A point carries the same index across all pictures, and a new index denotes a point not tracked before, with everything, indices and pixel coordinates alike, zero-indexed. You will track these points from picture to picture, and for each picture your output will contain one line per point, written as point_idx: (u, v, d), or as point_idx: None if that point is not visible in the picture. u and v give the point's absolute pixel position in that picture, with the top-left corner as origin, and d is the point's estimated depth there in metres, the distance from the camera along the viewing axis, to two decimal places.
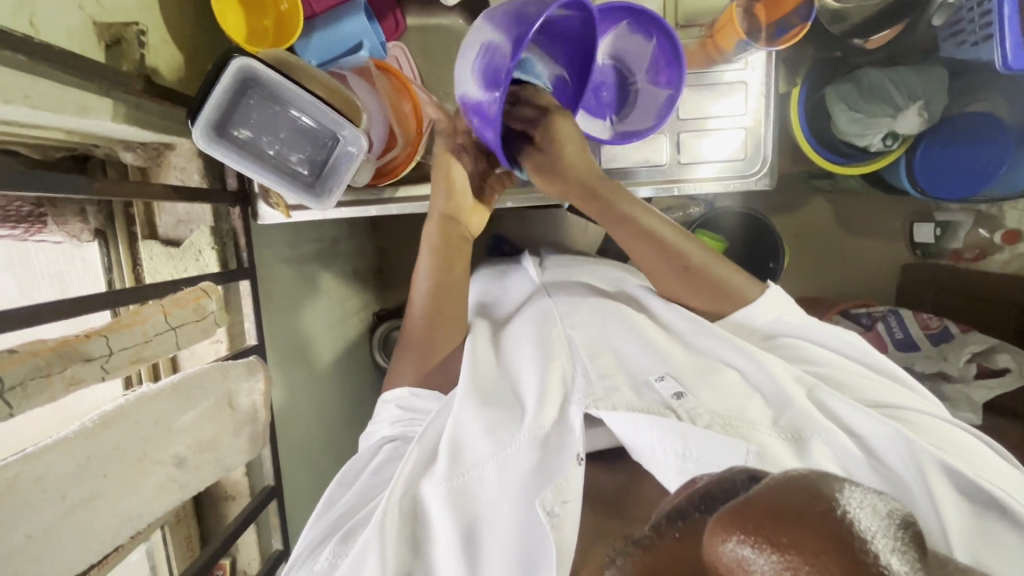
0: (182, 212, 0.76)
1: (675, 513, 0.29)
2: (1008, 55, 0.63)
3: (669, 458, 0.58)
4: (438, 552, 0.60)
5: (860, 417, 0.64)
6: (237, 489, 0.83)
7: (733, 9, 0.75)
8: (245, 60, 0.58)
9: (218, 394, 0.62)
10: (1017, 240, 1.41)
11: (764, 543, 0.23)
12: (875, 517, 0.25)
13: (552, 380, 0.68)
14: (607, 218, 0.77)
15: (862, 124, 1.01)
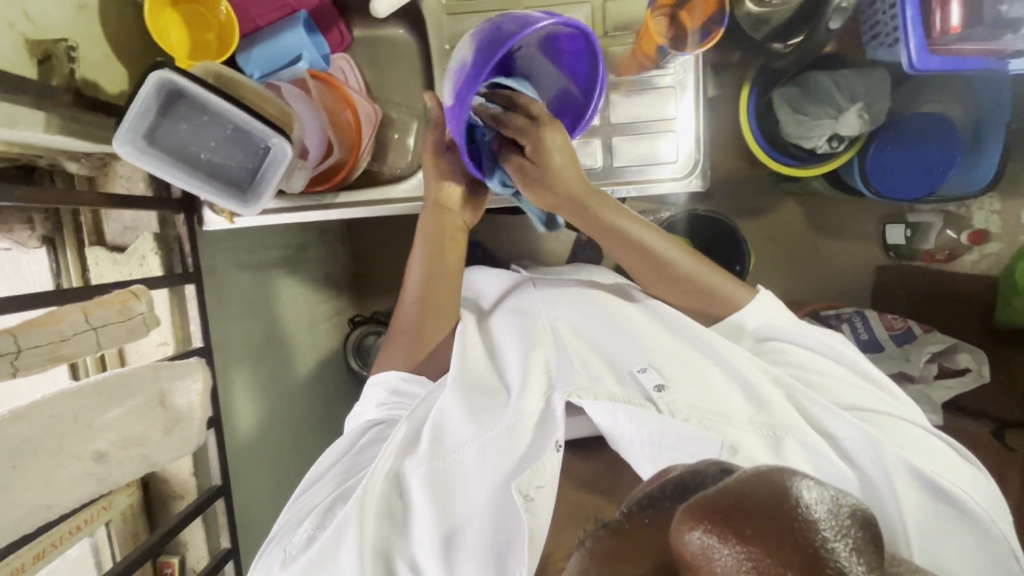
0: (129, 220, 0.79)
1: (647, 501, 0.32)
2: (913, 58, 0.72)
3: (643, 445, 0.62)
4: (414, 532, 0.63)
5: (831, 411, 0.66)
6: (185, 489, 0.85)
7: (652, 18, 0.78)
8: (164, 72, 0.60)
9: (150, 393, 0.65)
10: (983, 239, 1.43)
11: (728, 533, 0.25)
12: (831, 507, 0.27)
13: (534, 369, 0.71)
14: (591, 227, 0.78)
15: (807, 126, 1.02)
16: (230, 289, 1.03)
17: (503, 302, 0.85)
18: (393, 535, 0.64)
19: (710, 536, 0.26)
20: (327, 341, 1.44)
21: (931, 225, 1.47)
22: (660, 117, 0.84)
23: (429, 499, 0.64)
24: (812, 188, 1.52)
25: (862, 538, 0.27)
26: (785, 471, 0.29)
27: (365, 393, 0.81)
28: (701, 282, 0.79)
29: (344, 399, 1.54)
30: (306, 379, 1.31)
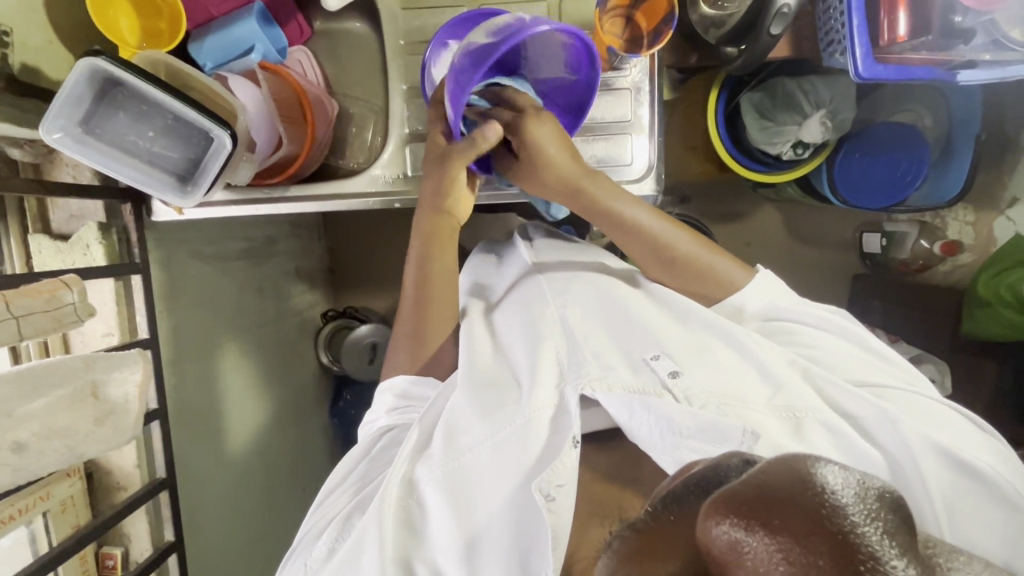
0: (75, 208, 0.79)
1: (671, 498, 0.34)
2: (859, 65, 0.74)
3: (662, 436, 0.62)
4: (440, 532, 0.65)
5: (850, 397, 0.65)
6: (129, 480, 0.85)
7: (601, 21, 0.77)
8: (94, 57, 0.60)
9: (79, 383, 0.64)
10: (956, 249, 1.36)
11: (757, 526, 0.26)
12: (852, 488, 0.27)
13: (545, 361, 0.70)
14: (591, 214, 0.77)
15: (772, 133, 1.03)
16: (188, 281, 1.02)
17: (511, 291, 0.84)
18: (411, 540, 0.66)
19: (735, 529, 0.26)
20: (296, 336, 1.43)
21: (907, 235, 1.42)
22: (612, 119, 0.83)
23: (446, 502, 0.65)
24: (788, 196, 1.51)
25: (894, 520, 0.27)
26: (806, 458, 0.29)
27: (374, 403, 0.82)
28: (702, 263, 0.78)
29: (315, 394, 1.53)
30: (274, 373, 1.30)
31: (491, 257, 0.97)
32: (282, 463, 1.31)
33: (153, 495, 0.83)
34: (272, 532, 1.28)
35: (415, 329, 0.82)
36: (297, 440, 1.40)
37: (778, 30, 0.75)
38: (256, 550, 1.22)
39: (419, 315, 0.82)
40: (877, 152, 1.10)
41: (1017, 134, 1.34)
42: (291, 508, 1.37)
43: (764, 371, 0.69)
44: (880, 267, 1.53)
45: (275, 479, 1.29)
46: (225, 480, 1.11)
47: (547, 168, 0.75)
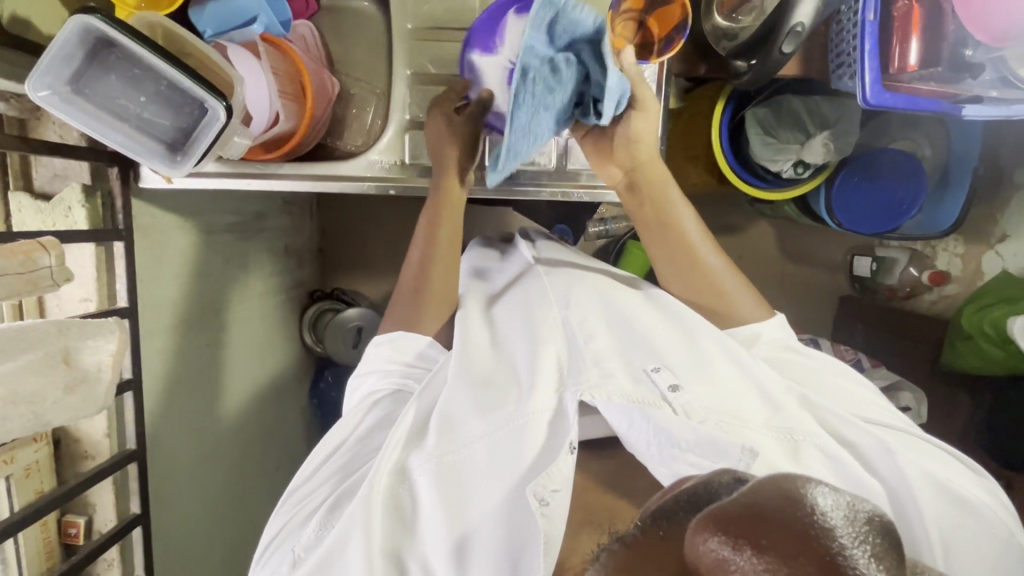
0: (59, 167, 0.77)
1: (659, 513, 0.33)
2: (868, 92, 0.74)
3: (660, 448, 0.63)
4: (429, 526, 0.64)
5: (848, 424, 0.67)
6: (96, 450, 0.83)
7: (612, 21, 0.73)
8: (86, 15, 0.57)
9: (50, 350, 0.63)
10: (943, 280, 1.40)
11: (745, 544, 0.27)
12: (844, 516, 0.28)
13: (547, 365, 0.72)
14: (638, 202, 0.83)
15: (773, 150, 1.02)
16: (172, 250, 1.00)
17: (516, 284, 0.86)
18: (403, 533, 0.65)
19: (731, 547, 0.27)
20: (279, 313, 1.41)
21: (897, 261, 1.47)
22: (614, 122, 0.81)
23: (435, 493, 0.64)
24: (784, 213, 1.51)
25: (883, 545, 0.28)
26: (799, 479, 0.31)
27: (367, 358, 0.83)
28: (717, 283, 0.81)
29: (296, 373, 1.52)
30: (254, 350, 1.28)
31: (488, 252, 0.98)
32: (256, 441, 1.30)
33: (122, 466, 0.82)
34: (242, 509, 1.27)
35: (419, 288, 0.84)
36: (274, 418, 1.39)
37: (790, 49, 0.75)
38: (225, 527, 1.21)
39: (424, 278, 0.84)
40: (875, 179, 1.10)
41: (1011, 172, 1.35)
42: (263, 485, 1.35)
43: (765, 391, 0.69)
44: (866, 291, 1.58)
45: (249, 456, 1.28)
46: (198, 456, 1.10)
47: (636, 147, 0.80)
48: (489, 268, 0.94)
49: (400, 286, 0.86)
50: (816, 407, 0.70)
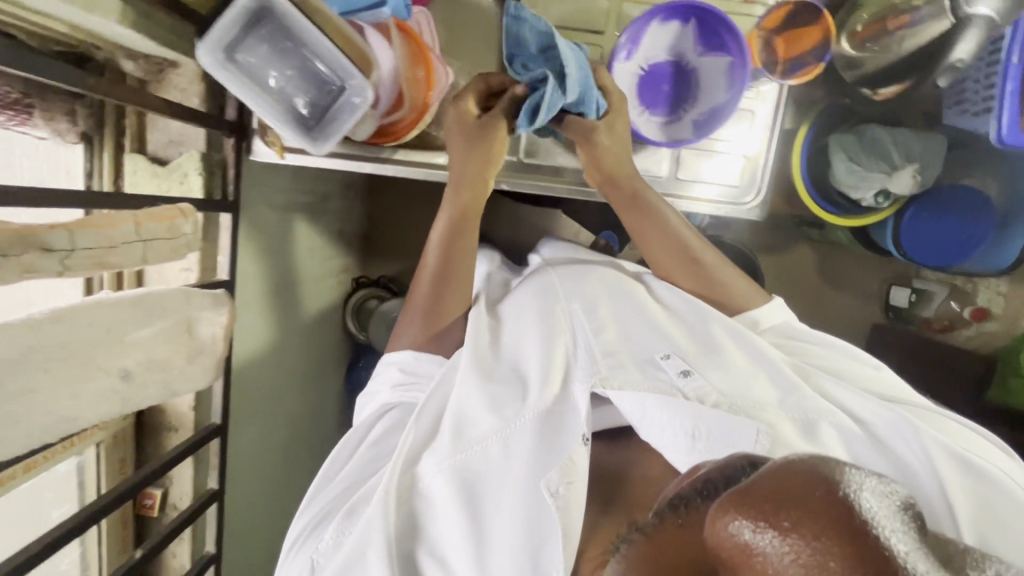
0: (175, 133, 0.75)
1: (681, 501, 0.36)
2: (1004, 130, 0.78)
3: (677, 436, 0.61)
4: (447, 522, 0.65)
5: (858, 400, 0.67)
6: (181, 422, 0.81)
7: (754, 36, 0.77)
8: None
9: (179, 317, 0.60)
10: (983, 317, 1.46)
11: (766, 524, 0.28)
12: (877, 500, 0.29)
13: (556, 360, 0.71)
14: (630, 209, 0.79)
15: (859, 176, 1.01)
16: (256, 226, 0.98)
17: (525, 281, 0.86)
18: (414, 535, 0.66)
19: (751, 528, 0.28)
20: (330, 297, 1.39)
21: (935, 294, 1.48)
22: (730, 139, 0.81)
23: (455, 493, 0.65)
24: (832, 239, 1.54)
25: (911, 526, 0.30)
26: (831, 465, 0.31)
27: (376, 376, 0.81)
28: (721, 278, 0.81)
29: (335, 359, 1.50)
30: (307, 333, 1.26)
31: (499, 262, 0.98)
32: (300, 424, 1.28)
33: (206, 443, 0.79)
34: (283, 491, 1.25)
35: (432, 291, 0.81)
36: (316, 401, 1.37)
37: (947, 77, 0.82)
38: (269, 508, 1.19)
39: (444, 273, 0.81)
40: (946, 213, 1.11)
41: None
42: (301, 468, 1.33)
43: (774, 375, 0.69)
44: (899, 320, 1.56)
45: (293, 439, 1.26)
46: (256, 436, 1.08)
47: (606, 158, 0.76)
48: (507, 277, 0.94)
49: (413, 291, 0.82)
50: (823, 389, 0.71)
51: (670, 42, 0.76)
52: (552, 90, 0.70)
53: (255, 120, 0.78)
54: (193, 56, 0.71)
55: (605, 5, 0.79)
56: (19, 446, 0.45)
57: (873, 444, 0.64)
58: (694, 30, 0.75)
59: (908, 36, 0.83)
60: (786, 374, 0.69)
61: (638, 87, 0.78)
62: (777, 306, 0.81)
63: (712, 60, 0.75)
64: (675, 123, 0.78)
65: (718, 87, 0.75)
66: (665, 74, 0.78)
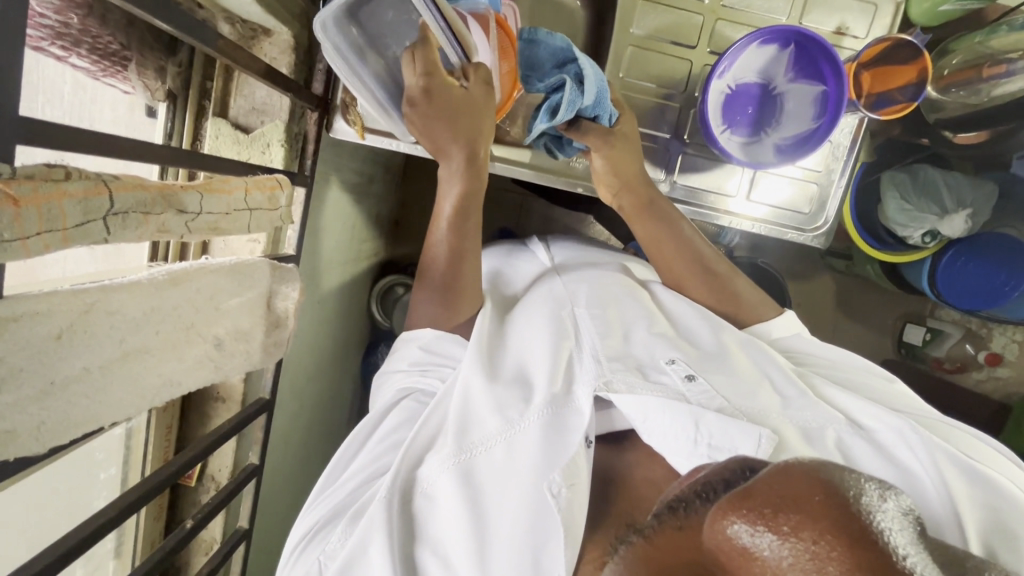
0: (259, 100, 0.73)
1: (677, 504, 0.37)
2: None
3: (677, 438, 0.55)
4: (451, 526, 0.58)
5: (861, 407, 0.63)
6: (229, 394, 0.79)
7: (852, 68, 0.76)
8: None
9: (264, 289, 0.58)
10: (998, 363, 1.43)
11: (761, 523, 0.29)
12: (895, 524, 0.29)
13: (561, 362, 0.65)
14: (643, 214, 0.80)
15: (909, 215, 1.02)
16: (320, 205, 0.97)
17: (532, 287, 0.80)
18: (413, 540, 0.60)
19: (745, 527, 0.29)
20: (363, 281, 1.37)
21: (951, 335, 1.45)
22: (802, 165, 0.83)
23: (460, 496, 0.58)
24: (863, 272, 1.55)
25: (913, 530, 0.30)
26: (839, 473, 0.32)
27: (395, 351, 0.73)
28: (732, 285, 0.80)
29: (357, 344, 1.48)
30: (341, 316, 1.24)
31: (504, 249, 0.92)
32: (322, 407, 1.26)
33: (254, 420, 0.77)
34: (300, 472, 1.23)
35: (447, 283, 0.71)
36: (339, 384, 1.34)
37: None
38: (287, 488, 1.17)
39: (455, 251, 0.71)
40: (981, 256, 1.05)
41: None
42: (318, 450, 1.31)
43: (779, 384, 0.66)
44: (912, 357, 1.53)
45: (315, 421, 1.24)
46: (287, 414, 1.06)
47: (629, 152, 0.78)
48: (506, 264, 0.88)
49: (421, 279, 0.73)
50: (827, 396, 0.67)
51: (762, 66, 0.77)
52: (572, 94, 0.68)
53: (339, 97, 0.78)
54: (290, 25, 0.70)
55: (699, 20, 0.81)
56: (128, 408, 0.44)
57: (877, 452, 0.59)
58: (788, 58, 0.75)
59: (1002, 84, 0.88)
60: (792, 383, 0.65)
61: (723, 105, 0.78)
62: (790, 318, 0.80)
63: (804, 88, 0.76)
64: (756, 146, 0.79)
65: (806, 115, 0.77)
66: (751, 97, 0.78)
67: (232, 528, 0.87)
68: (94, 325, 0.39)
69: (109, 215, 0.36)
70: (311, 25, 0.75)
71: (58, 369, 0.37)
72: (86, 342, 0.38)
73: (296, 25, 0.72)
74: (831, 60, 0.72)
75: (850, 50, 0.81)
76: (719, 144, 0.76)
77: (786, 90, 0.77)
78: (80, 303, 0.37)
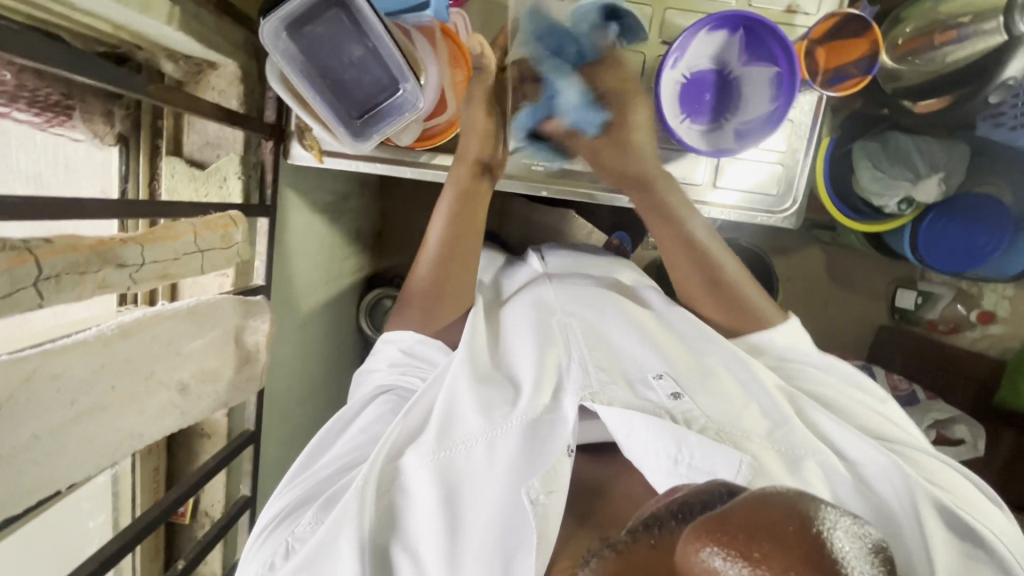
0: (212, 134, 0.73)
1: (653, 522, 0.34)
2: None
3: (659, 458, 0.54)
4: (425, 525, 0.57)
5: (848, 437, 0.62)
6: (214, 429, 0.79)
7: (804, 48, 0.75)
8: None
9: (228, 328, 0.57)
10: (990, 320, 1.42)
11: (739, 557, 0.26)
12: (857, 556, 0.27)
13: (549, 371, 0.65)
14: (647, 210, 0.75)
15: (883, 184, 1.01)
16: (290, 229, 0.96)
17: (523, 292, 0.79)
18: (389, 528, 0.58)
19: (724, 557, 0.27)
20: (349, 298, 1.37)
21: (942, 296, 1.43)
22: (770, 149, 0.82)
23: (438, 495, 0.57)
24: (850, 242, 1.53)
25: (883, 570, 0.28)
26: (811, 501, 0.29)
27: (373, 352, 0.74)
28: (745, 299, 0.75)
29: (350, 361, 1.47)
30: (328, 336, 1.23)
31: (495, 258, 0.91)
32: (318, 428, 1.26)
33: (240, 453, 0.76)
34: None
35: (425, 298, 0.71)
36: (333, 402, 1.34)
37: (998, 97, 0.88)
38: None
39: (438, 282, 0.72)
40: (960, 219, 1.04)
41: None
42: None
43: (765, 407, 0.65)
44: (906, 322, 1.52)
45: None
46: (280, 441, 1.05)
47: (638, 161, 0.73)
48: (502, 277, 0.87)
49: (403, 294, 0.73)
50: (816, 423, 0.66)
51: (715, 52, 0.76)
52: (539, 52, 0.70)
53: (294, 123, 0.77)
54: (235, 57, 0.70)
55: (648, 11, 0.81)
56: (85, 467, 0.44)
57: (854, 487, 0.59)
58: (740, 43, 0.75)
59: (955, 51, 0.86)
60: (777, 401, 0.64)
61: (682, 93, 0.76)
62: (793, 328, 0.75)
63: (760, 71, 0.75)
64: (717, 133, 0.78)
65: (765, 99, 0.76)
66: (706, 85, 0.77)
67: (231, 560, 0.87)
68: (36, 391, 0.39)
69: (41, 280, 0.37)
70: (257, 54, 0.75)
71: (4, 441, 0.37)
72: (31, 409, 0.39)
73: (241, 55, 0.71)
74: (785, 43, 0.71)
75: (802, 28, 0.80)
76: (677, 134, 0.75)
77: (741, 76, 0.77)
78: (18, 372, 0.37)
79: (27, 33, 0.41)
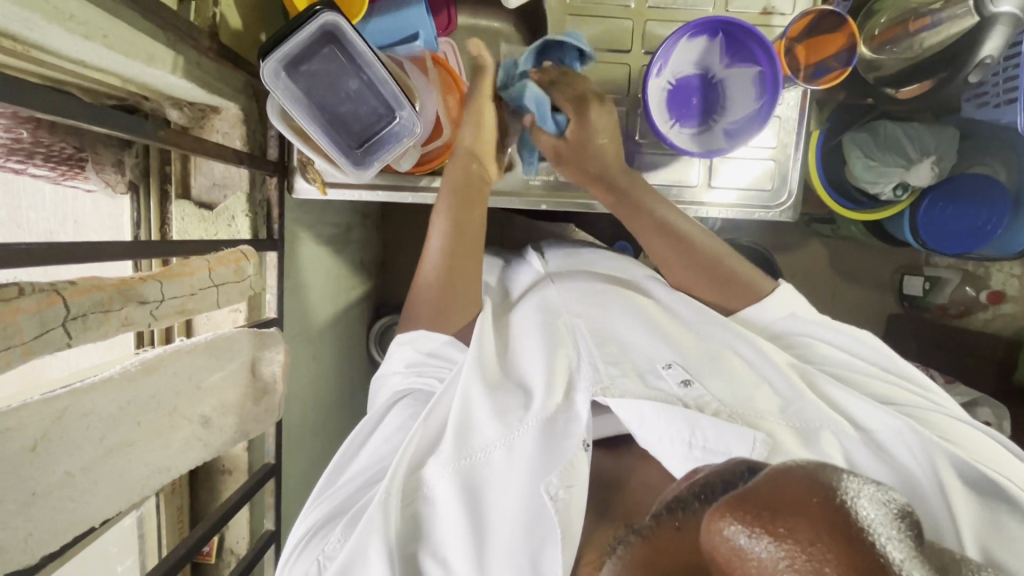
0: (218, 175, 0.75)
1: (676, 505, 0.34)
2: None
3: (675, 444, 0.55)
4: (450, 531, 0.57)
5: (862, 407, 0.62)
6: (235, 465, 0.80)
7: (783, 47, 0.78)
8: (334, 13, 0.59)
9: (245, 359, 0.58)
10: (1001, 300, 1.35)
11: (763, 531, 0.27)
12: (879, 508, 0.28)
13: (558, 369, 0.64)
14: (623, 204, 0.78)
15: (876, 172, 1.03)
16: (297, 262, 0.98)
17: (527, 296, 0.79)
18: (416, 536, 0.58)
19: (749, 533, 0.27)
20: (358, 327, 1.38)
21: (949, 280, 1.40)
22: (761, 146, 0.84)
23: (460, 501, 0.57)
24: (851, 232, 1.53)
25: (910, 534, 0.29)
26: (831, 472, 0.30)
27: (389, 355, 0.73)
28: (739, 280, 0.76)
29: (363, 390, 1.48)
30: (340, 366, 1.23)
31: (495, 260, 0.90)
32: None
33: (262, 487, 0.76)
34: None
35: (436, 316, 0.72)
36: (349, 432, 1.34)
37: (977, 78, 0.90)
38: None
39: (447, 294, 0.73)
40: (958, 200, 1.04)
41: None
42: None
43: (775, 382, 0.65)
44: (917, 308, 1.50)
45: None
46: (299, 474, 1.05)
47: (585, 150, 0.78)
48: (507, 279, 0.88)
49: (416, 313, 0.74)
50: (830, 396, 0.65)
51: (697, 57, 0.79)
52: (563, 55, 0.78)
53: (296, 158, 0.79)
54: (236, 99, 0.73)
55: (629, 24, 0.84)
56: (117, 503, 0.44)
57: (872, 451, 0.59)
58: (721, 46, 0.77)
59: (931, 36, 0.88)
60: (785, 375, 0.64)
61: (668, 99, 0.79)
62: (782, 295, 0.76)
63: (744, 72, 0.77)
64: (707, 134, 0.80)
65: (751, 98, 0.77)
66: (692, 89, 0.80)
67: None
68: (68, 429, 0.40)
69: (68, 320, 0.38)
70: (257, 96, 0.77)
71: (40, 479, 0.38)
72: (64, 446, 0.40)
73: (242, 98, 0.74)
74: (764, 44, 0.73)
75: (779, 29, 0.83)
76: (668, 139, 0.77)
77: (725, 77, 0.79)
78: (49, 411, 0.39)
79: (44, 90, 0.43)
